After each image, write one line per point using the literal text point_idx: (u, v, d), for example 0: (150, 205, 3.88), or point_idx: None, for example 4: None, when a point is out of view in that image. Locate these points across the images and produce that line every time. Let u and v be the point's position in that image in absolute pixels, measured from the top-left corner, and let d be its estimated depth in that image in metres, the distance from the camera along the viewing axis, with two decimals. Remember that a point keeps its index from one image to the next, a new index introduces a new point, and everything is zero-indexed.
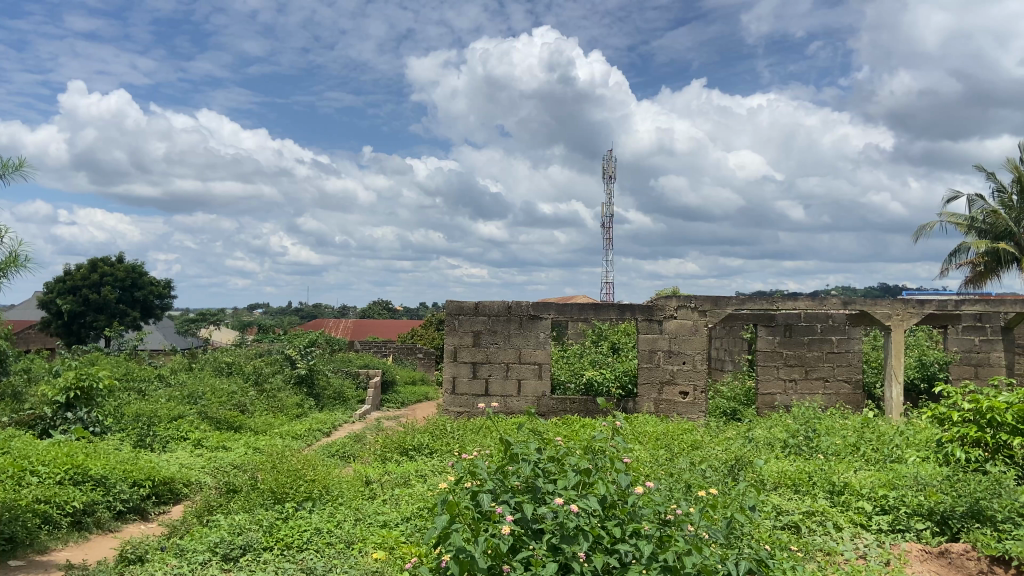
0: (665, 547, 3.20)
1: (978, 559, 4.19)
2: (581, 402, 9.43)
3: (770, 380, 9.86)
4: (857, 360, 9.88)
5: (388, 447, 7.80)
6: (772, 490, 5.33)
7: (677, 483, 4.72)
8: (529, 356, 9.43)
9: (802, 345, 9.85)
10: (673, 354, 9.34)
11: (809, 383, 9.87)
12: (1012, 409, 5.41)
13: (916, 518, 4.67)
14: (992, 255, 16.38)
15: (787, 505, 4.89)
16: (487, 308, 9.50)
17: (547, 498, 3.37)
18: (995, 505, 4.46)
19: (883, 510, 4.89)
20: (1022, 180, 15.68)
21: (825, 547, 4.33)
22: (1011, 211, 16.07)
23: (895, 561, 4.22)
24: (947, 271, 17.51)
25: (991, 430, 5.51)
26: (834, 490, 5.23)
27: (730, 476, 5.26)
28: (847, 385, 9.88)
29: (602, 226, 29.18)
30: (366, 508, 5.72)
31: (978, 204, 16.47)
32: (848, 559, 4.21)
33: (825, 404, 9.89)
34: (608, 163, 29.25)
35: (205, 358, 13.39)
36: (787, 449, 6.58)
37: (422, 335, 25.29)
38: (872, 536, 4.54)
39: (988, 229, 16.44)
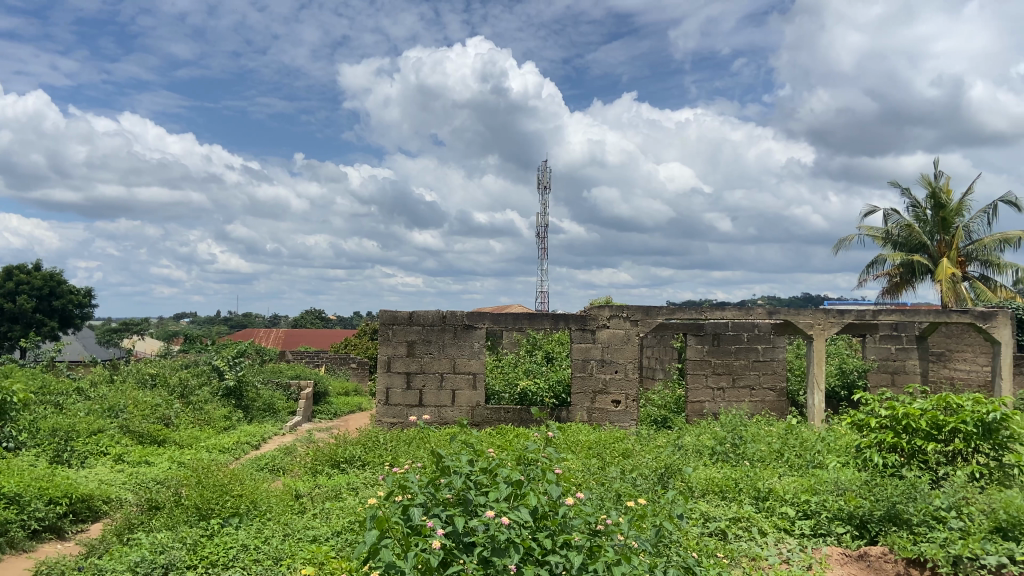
0: (595, 557, 3.22)
1: (895, 561, 4.36)
2: (515, 411, 9.43)
3: (698, 389, 10.07)
4: (781, 369, 10.18)
5: (317, 459, 7.63)
6: (700, 497, 5.41)
7: (608, 492, 4.76)
8: (464, 366, 9.40)
9: (729, 354, 10.09)
10: (606, 363, 9.44)
11: (736, 391, 10.12)
12: (925, 416, 5.62)
13: (837, 522, 4.84)
14: (906, 268, 17.11)
15: (714, 512, 4.98)
16: (420, 318, 9.42)
17: (478, 510, 3.34)
18: (912, 509, 4.62)
19: (806, 515, 5.03)
20: (935, 196, 16.46)
21: (750, 553, 4.40)
22: (924, 225, 16.84)
23: (817, 565, 4.33)
24: (865, 282, 18.20)
25: (906, 435, 5.71)
26: (759, 495, 5.35)
27: (659, 484, 5.34)
28: (772, 393, 10.18)
29: (537, 236, 29.35)
30: (296, 522, 5.58)
31: (893, 219, 17.20)
32: (772, 564, 4.28)
33: (751, 411, 10.14)
34: (541, 173, 29.37)
35: (127, 370, 12.86)
36: (714, 456, 6.71)
37: (356, 345, 24.98)
38: (795, 541, 4.66)
39: (903, 242, 17.17)
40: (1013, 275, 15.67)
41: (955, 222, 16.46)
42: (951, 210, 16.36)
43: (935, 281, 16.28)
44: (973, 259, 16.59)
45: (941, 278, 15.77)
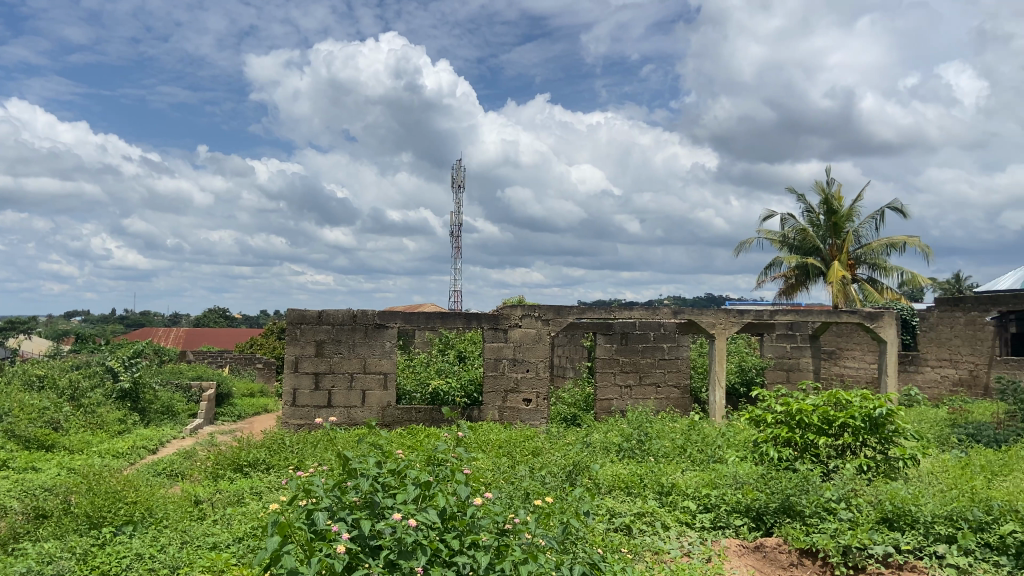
0: (502, 556, 3.23)
1: (789, 552, 4.56)
2: (425, 411, 9.39)
3: (607, 387, 10.27)
4: (685, 367, 10.51)
5: (219, 463, 7.37)
6: (607, 493, 5.52)
7: (516, 491, 4.79)
8: (375, 366, 9.28)
9: (636, 353, 10.34)
10: (517, 362, 9.51)
11: (642, 388, 10.37)
12: (817, 411, 5.91)
13: (735, 515, 5.02)
14: (801, 270, 17.96)
15: (620, 508, 5.08)
16: (330, 317, 9.24)
17: (386, 513, 3.31)
18: (804, 501, 4.86)
19: (706, 509, 5.21)
20: (828, 202, 17.34)
21: (653, 547, 4.51)
22: (818, 229, 17.71)
23: (716, 557, 4.47)
24: (763, 283, 18.98)
25: (800, 430, 5.99)
26: (663, 491, 5.49)
27: (567, 481, 5.42)
28: (677, 390, 10.49)
29: (450, 235, 29.26)
30: (194, 529, 5.38)
31: (790, 223, 18.02)
32: (673, 557, 4.40)
33: (656, 408, 10.42)
34: (455, 171, 29.31)
35: (11, 371, 12.06)
36: (621, 453, 6.87)
37: (262, 345, 24.26)
38: (695, 534, 4.81)
39: (797, 245, 18.00)
40: (898, 277, 16.67)
41: (846, 226, 17.39)
42: (842, 216, 17.28)
43: (827, 283, 17.13)
44: (862, 262, 17.57)
45: (833, 280, 16.61)
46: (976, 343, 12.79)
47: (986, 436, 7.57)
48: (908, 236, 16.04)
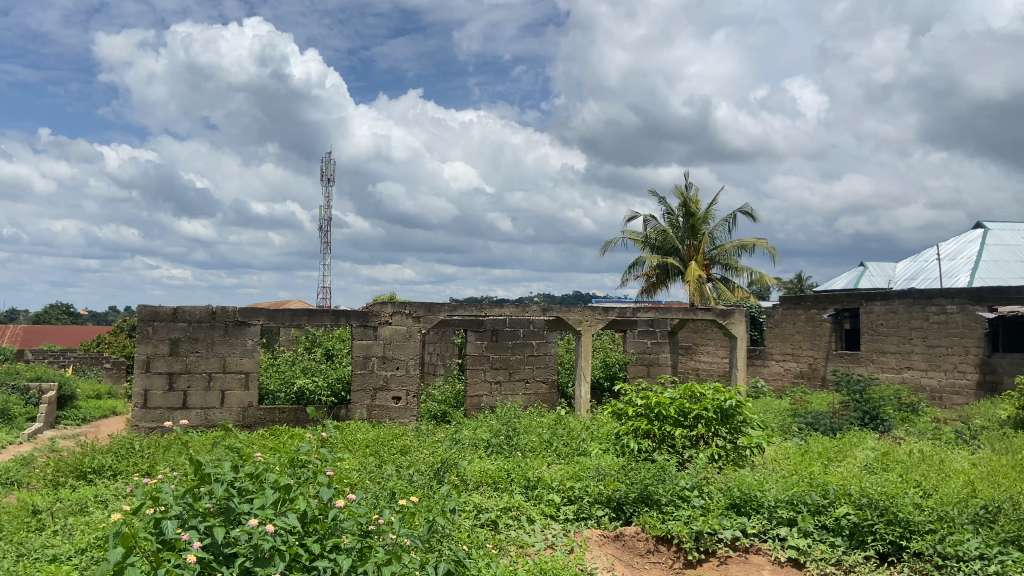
0: (365, 558, 3.18)
1: (646, 539, 4.76)
2: (289, 412, 9.10)
3: (477, 383, 10.34)
4: (552, 362, 10.76)
5: (61, 470, 6.82)
6: (474, 489, 5.55)
7: (382, 490, 4.71)
8: (235, 365, 8.88)
9: (506, 349, 10.48)
10: (387, 360, 9.39)
11: (511, 384, 10.51)
12: (674, 404, 6.21)
13: (597, 506, 5.19)
14: (661, 269, 18.80)
15: (486, 503, 5.11)
16: (186, 314, 8.76)
17: (242, 519, 3.17)
18: (661, 490, 5.09)
19: (569, 501, 5.35)
20: (686, 205, 18.25)
21: (518, 541, 4.58)
22: (677, 230, 18.60)
23: (578, 548, 4.59)
24: (627, 281, 19.70)
25: (658, 422, 6.26)
26: (529, 485, 5.59)
27: (434, 479, 5.40)
28: (545, 385, 10.70)
29: (319, 230, 28.48)
30: (30, 542, 4.95)
31: (651, 224, 18.82)
32: (537, 550, 4.49)
33: (525, 404, 10.60)
34: (325, 164, 28.54)
35: None
36: (489, 449, 6.93)
37: (111, 343, 22.66)
38: (559, 526, 4.93)
39: (659, 246, 18.83)
40: (748, 277, 17.79)
41: (702, 228, 18.38)
42: (699, 218, 18.24)
43: (685, 282, 18.02)
44: (716, 262, 18.62)
45: (690, 279, 17.49)
46: (815, 338, 13.83)
47: (822, 425, 8.22)
48: (758, 239, 17.14)
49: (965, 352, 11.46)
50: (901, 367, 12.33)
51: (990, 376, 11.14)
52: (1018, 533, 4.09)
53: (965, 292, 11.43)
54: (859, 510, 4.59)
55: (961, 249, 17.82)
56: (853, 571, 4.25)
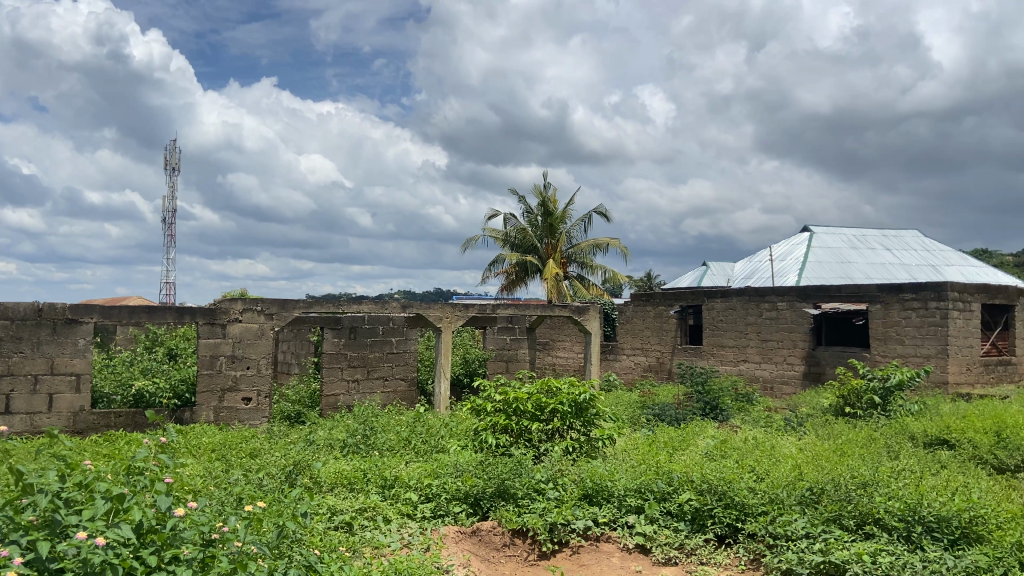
0: (208, 569, 3.03)
1: (502, 534, 4.84)
2: (127, 416, 8.50)
3: (334, 381, 10.09)
4: (412, 360, 10.71)
5: None
6: (328, 491, 5.41)
7: (228, 496, 4.49)
8: (65, 366, 8.18)
9: (364, 347, 10.30)
10: (237, 359, 8.98)
11: (369, 382, 10.35)
12: (531, 399, 6.34)
13: (454, 502, 5.21)
14: (520, 267, 19.14)
15: (341, 505, 5.00)
16: (8, 310, 7.97)
17: (69, 532, 2.92)
18: (517, 484, 5.19)
19: (427, 498, 5.33)
20: (545, 204, 18.71)
21: (373, 542, 4.51)
22: (536, 229, 19.01)
23: (434, 546, 4.58)
24: (486, 278, 19.89)
25: (516, 417, 6.37)
26: (385, 484, 5.52)
27: (286, 482, 5.21)
28: (403, 383, 10.62)
29: (163, 221, 26.78)
30: None
31: (512, 223, 19.13)
32: (393, 550, 4.44)
33: (383, 402, 10.46)
34: (170, 152, 26.86)
35: None
36: (345, 449, 6.78)
37: None
38: (416, 524, 4.90)
39: (518, 244, 19.15)
40: (602, 275, 18.47)
41: (560, 228, 18.92)
42: (557, 218, 18.78)
43: (543, 279, 18.44)
44: (572, 260, 19.18)
45: (548, 276, 17.93)
46: (663, 333, 14.56)
47: (668, 416, 8.69)
48: (611, 238, 17.83)
49: (793, 346, 12.48)
50: (738, 360, 13.23)
51: (814, 367, 12.19)
52: (838, 512, 4.48)
53: (794, 290, 12.43)
54: (700, 496, 4.89)
55: (791, 251, 19.39)
56: (694, 554, 4.52)
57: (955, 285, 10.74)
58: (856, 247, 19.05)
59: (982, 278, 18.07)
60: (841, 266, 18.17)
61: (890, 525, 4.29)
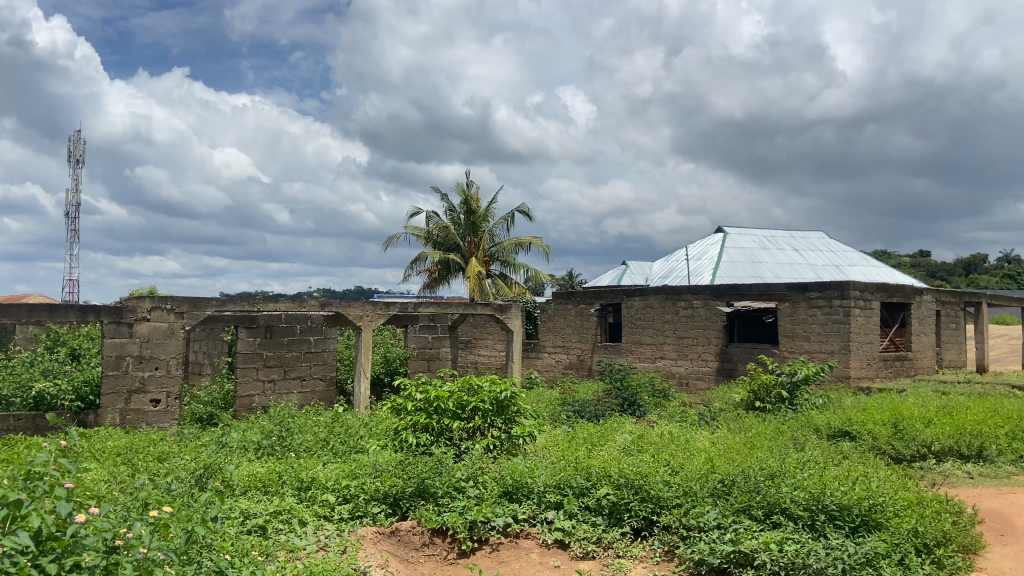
0: None
1: (421, 533, 4.81)
2: (27, 419, 8.13)
3: (249, 382, 9.80)
4: (331, 359, 10.53)
5: None
6: (241, 494, 5.25)
7: (134, 501, 4.30)
8: None
9: (281, 346, 10.07)
10: (145, 360, 8.63)
11: (286, 382, 10.11)
12: (452, 398, 6.32)
13: (373, 503, 5.15)
14: (442, 265, 19.08)
15: (254, 508, 4.86)
16: None
17: None
18: (437, 483, 5.17)
19: (344, 500, 5.24)
20: (468, 203, 18.71)
21: (288, 545, 4.40)
22: (458, 227, 18.96)
23: (352, 547, 4.51)
24: (408, 277, 19.71)
25: (436, 416, 6.34)
26: (301, 486, 5.40)
27: (197, 486, 5.03)
28: (322, 383, 10.44)
29: (66, 216, 25.44)
30: None
31: (434, 221, 19.03)
32: (309, 553, 4.35)
33: (300, 402, 10.22)
34: (74, 144, 25.55)
35: None
36: (260, 451, 6.60)
37: None
38: (333, 526, 4.82)
39: (441, 242, 19.06)
40: (524, 274, 18.60)
41: (482, 226, 18.96)
42: (480, 217, 18.84)
43: (465, 277, 18.42)
44: (495, 259, 19.24)
45: (470, 275, 17.92)
46: (583, 331, 14.77)
47: (587, 412, 8.82)
48: (533, 237, 17.97)
49: (707, 342, 12.85)
50: (655, 356, 13.54)
51: (726, 364, 12.60)
52: (748, 503, 4.64)
53: (708, 289, 12.81)
54: (617, 490, 4.98)
55: (706, 251, 19.98)
56: (611, 548, 4.61)
57: (856, 284, 11.28)
58: (766, 247, 19.79)
59: (881, 277, 19.07)
60: (753, 265, 18.84)
61: (796, 515, 4.47)
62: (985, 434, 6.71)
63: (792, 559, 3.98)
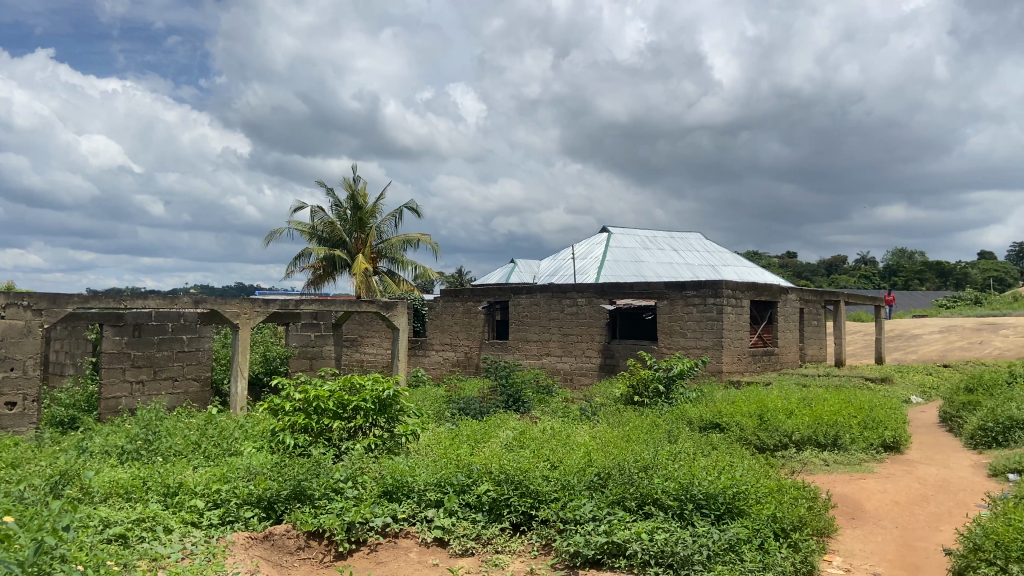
0: None
1: (297, 536, 4.70)
2: None
3: (114, 384, 9.25)
4: (206, 359, 10.14)
5: None
6: (101, 502, 4.95)
7: None
8: None
9: (150, 345, 9.58)
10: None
11: (156, 384, 9.63)
12: (333, 397, 6.19)
13: (245, 507, 4.98)
14: (328, 262, 18.61)
15: (115, 516, 4.59)
16: None
17: None
18: (314, 485, 5.05)
19: (215, 505, 5.04)
20: (354, 198, 18.35)
21: (151, 553, 4.19)
22: (344, 223, 18.57)
23: (220, 553, 4.34)
24: (291, 273, 19.12)
25: (316, 416, 6.19)
26: (168, 492, 5.13)
27: (50, 494, 4.70)
28: (195, 383, 10.00)
29: None
30: None
31: (318, 216, 18.57)
32: (173, 561, 4.15)
33: (170, 404, 9.75)
34: None
35: None
36: (124, 456, 6.24)
37: None
38: (201, 533, 4.62)
39: (327, 238, 18.62)
40: (413, 271, 18.45)
41: (369, 222, 18.65)
42: (367, 212, 18.50)
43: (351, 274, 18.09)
44: (383, 255, 19.00)
45: (357, 271, 17.64)
46: (471, 328, 14.81)
47: (472, 409, 8.85)
48: (422, 234, 17.86)
49: (591, 339, 13.17)
50: (541, 353, 13.75)
51: (608, 360, 12.97)
52: (622, 494, 4.78)
53: (592, 287, 13.13)
54: (497, 487, 5.03)
55: (592, 250, 20.48)
56: (490, 544, 4.64)
57: (729, 283, 11.86)
58: (649, 247, 20.48)
59: (753, 277, 20.12)
60: (636, 264, 19.46)
61: (667, 504, 4.65)
62: (840, 424, 7.20)
63: (661, 547, 4.15)
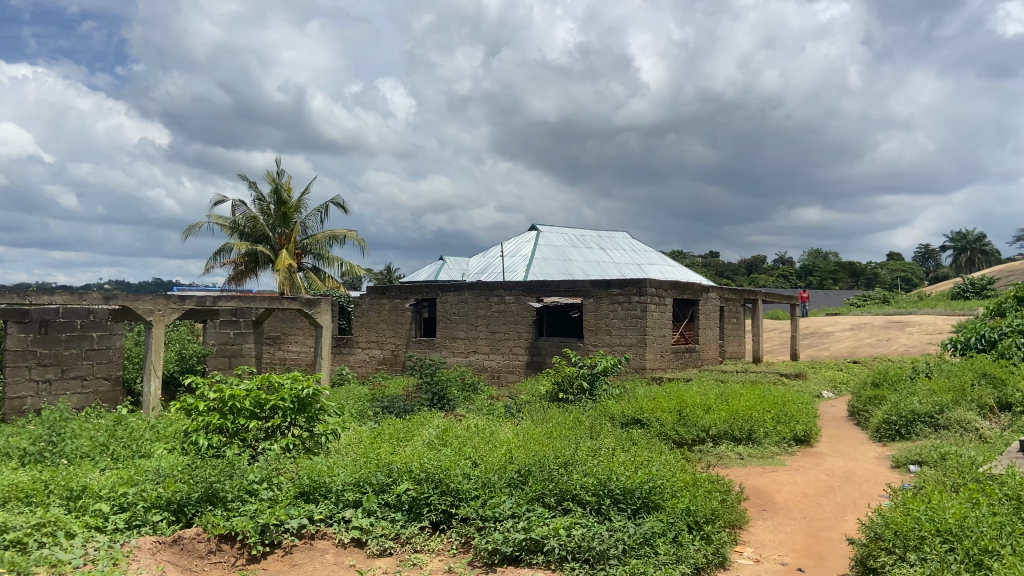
0: None
1: (208, 540, 4.56)
2: None
3: (18, 383, 8.81)
4: (118, 357, 9.78)
5: None
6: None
7: None
8: None
9: (58, 343, 9.17)
10: None
11: (64, 383, 9.23)
12: (249, 396, 6.04)
13: (154, 511, 4.81)
14: (250, 257, 18.23)
15: (12, 521, 4.37)
16: None
17: None
18: (227, 487, 4.92)
19: (121, 508, 4.86)
20: (278, 193, 17.94)
21: (50, 559, 4.01)
22: (268, 218, 18.17)
23: (125, 559, 4.19)
24: (211, 268, 18.60)
25: (232, 416, 6.03)
26: (71, 495, 4.91)
27: None
28: (106, 382, 9.67)
29: None
30: None
31: (241, 210, 18.11)
32: (73, 567, 3.98)
33: (78, 404, 9.36)
34: None
35: None
36: (24, 459, 5.94)
37: None
38: (105, 538, 4.44)
39: (249, 233, 18.21)
40: (340, 268, 18.19)
41: (294, 217, 18.25)
42: (291, 207, 18.08)
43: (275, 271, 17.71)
44: (308, 251, 18.65)
45: (282, 267, 17.26)
46: (398, 326, 14.68)
47: (396, 407, 8.78)
48: (349, 230, 17.61)
49: (518, 337, 13.22)
50: (468, 351, 13.75)
51: (535, 357, 13.06)
52: (541, 491, 4.82)
53: (519, 285, 13.18)
54: (417, 485, 5.00)
55: (522, 248, 20.57)
56: (408, 543, 4.61)
57: (653, 282, 12.07)
58: (578, 246, 20.71)
59: (678, 276, 20.60)
60: (566, 263, 19.64)
61: (584, 500, 4.71)
62: (755, 418, 7.42)
63: (578, 543, 4.20)
